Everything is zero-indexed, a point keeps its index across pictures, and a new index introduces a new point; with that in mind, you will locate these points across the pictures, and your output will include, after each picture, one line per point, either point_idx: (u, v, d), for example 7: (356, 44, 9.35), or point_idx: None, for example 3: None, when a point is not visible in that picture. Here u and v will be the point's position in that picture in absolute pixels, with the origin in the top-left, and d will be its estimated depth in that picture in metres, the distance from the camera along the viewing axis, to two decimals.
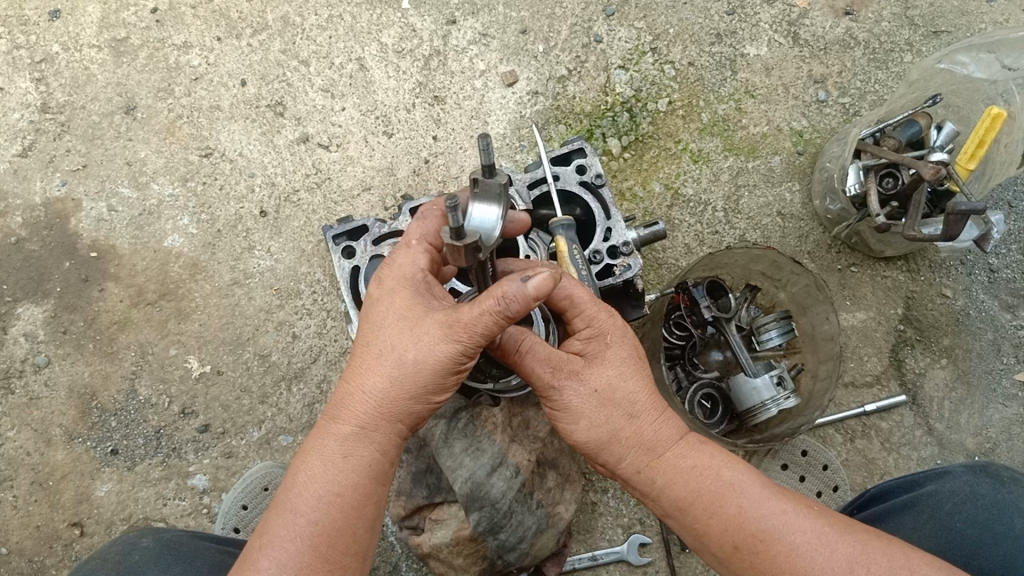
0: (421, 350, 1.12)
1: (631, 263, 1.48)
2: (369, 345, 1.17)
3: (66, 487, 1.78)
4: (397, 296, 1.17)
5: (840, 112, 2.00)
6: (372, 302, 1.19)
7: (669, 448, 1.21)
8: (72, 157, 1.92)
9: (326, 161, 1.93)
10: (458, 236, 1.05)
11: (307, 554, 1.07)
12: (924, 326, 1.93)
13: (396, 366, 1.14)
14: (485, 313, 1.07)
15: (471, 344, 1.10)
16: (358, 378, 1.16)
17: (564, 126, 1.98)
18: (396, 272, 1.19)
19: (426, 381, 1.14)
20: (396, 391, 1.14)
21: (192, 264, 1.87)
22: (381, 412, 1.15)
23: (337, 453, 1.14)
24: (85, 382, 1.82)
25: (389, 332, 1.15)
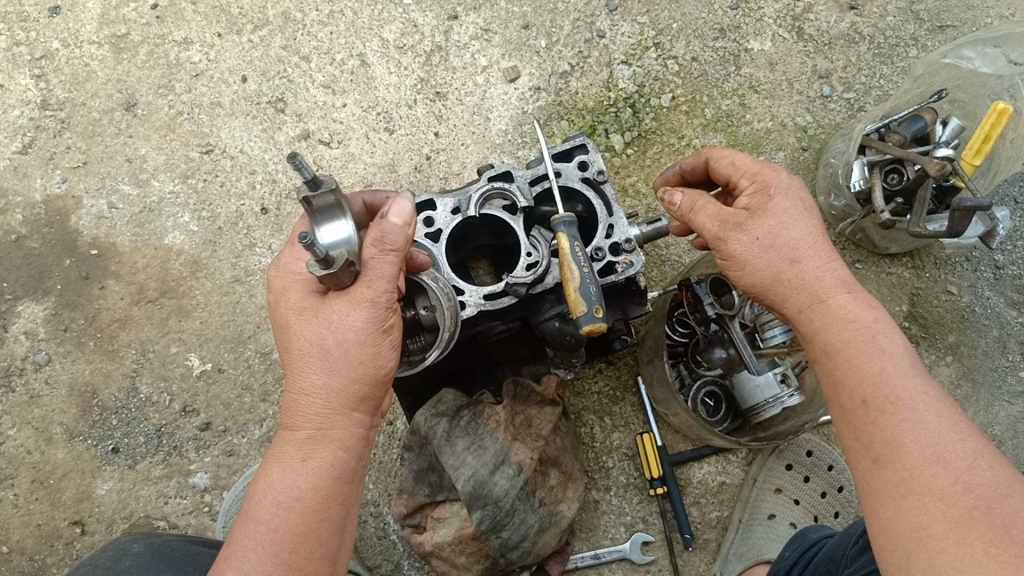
0: (338, 330, 1.11)
1: (633, 260, 1.45)
2: (289, 348, 1.15)
3: (67, 486, 1.78)
4: (295, 293, 1.17)
5: (844, 107, 1.99)
6: (279, 308, 1.18)
7: (836, 296, 1.15)
8: (72, 154, 1.91)
9: (327, 158, 1.92)
10: (328, 264, 1.05)
11: (270, 562, 1.06)
12: (929, 322, 1.91)
13: (319, 356, 1.11)
14: (373, 261, 1.10)
15: (381, 300, 1.10)
16: (291, 380, 1.14)
17: (567, 122, 1.97)
18: (283, 274, 1.19)
19: (358, 359, 1.11)
20: (332, 381, 1.11)
21: (192, 262, 1.86)
22: (325, 404, 1.12)
23: (294, 456, 1.12)
24: (86, 381, 1.82)
25: (302, 328, 1.14)
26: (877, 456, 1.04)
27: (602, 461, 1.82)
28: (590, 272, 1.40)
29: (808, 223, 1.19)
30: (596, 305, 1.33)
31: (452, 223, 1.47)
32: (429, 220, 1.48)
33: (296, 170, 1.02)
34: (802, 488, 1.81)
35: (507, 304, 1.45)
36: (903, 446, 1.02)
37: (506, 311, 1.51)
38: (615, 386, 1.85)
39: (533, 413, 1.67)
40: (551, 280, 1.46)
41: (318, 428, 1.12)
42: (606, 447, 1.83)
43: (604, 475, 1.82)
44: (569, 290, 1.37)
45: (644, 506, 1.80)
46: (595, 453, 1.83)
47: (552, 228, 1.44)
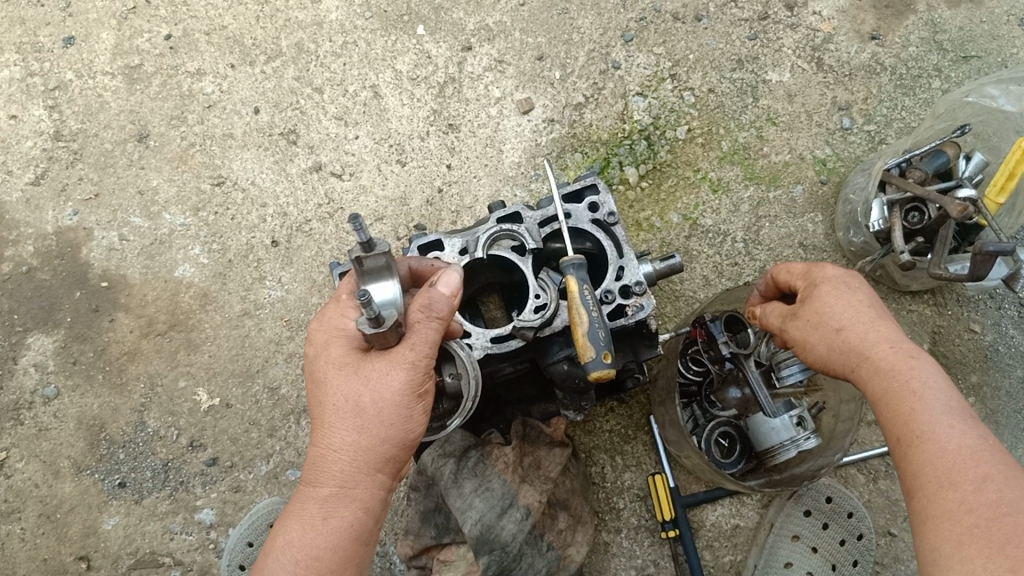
0: (375, 390, 1.09)
1: (643, 303, 1.44)
2: (322, 403, 1.13)
3: (74, 520, 1.77)
4: (334, 346, 1.16)
5: (866, 139, 1.94)
6: (314, 360, 1.16)
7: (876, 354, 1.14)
8: (84, 186, 1.91)
9: (338, 190, 1.90)
10: (379, 323, 1.05)
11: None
12: (950, 362, 1.87)
13: (353, 414, 1.10)
14: (419, 323, 1.10)
15: (422, 363, 1.10)
16: (321, 436, 1.12)
17: (581, 154, 1.94)
18: (324, 324, 1.17)
19: (390, 422, 1.10)
20: (363, 441, 1.10)
21: (202, 295, 1.85)
22: (354, 464, 1.10)
23: (316, 514, 1.10)
24: (94, 414, 1.81)
25: (337, 383, 1.12)
26: (907, 489, 1.03)
27: (613, 501, 1.79)
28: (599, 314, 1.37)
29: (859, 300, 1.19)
30: (604, 352, 1.32)
31: (460, 263, 1.47)
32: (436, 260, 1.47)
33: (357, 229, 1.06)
34: (820, 535, 1.75)
35: (514, 347, 1.43)
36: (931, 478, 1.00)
37: (514, 354, 1.49)
38: (627, 424, 1.82)
39: (542, 455, 1.66)
40: (559, 323, 1.45)
41: (344, 487, 1.10)
42: (617, 487, 1.80)
43: (615, 516, 1.79)
44: (577, 334, 1.36)
45: (656, 548, 1.77)
46: (606, 493, 1.80)
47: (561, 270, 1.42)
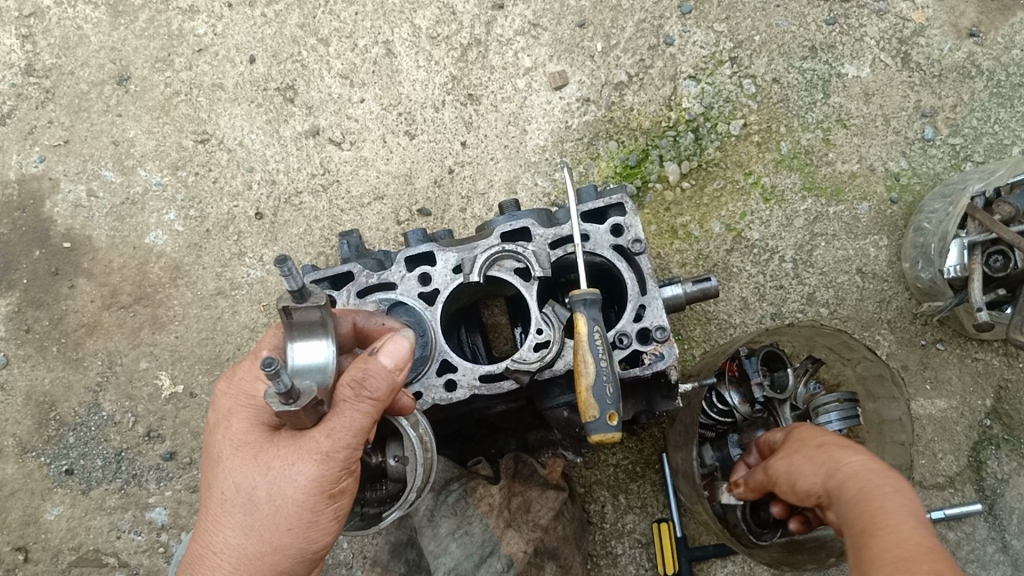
0: (274, 480, 0.94)
1: (664, 353, 1.24)
2: (212, 487, 0.98)
3: (14, 506, 1.62)
4: (238, 418, 1.01)
5: (949, 154, 1.62)
6: (214, 431, 1.02)
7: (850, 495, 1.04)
8: (54, 130, 1.66)
9: (336, 160, 1.64)
10: (290, 400, 0.87)
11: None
12: (1015, 423, 1.62)
13: (244, 508, 0.95)
14: (343, 404, 0.92)
15: (340, 453, 0.92)
16: (205, 530, 0.97)
17: (616, 143, 1.63)
18: (237, 389, 1.03)
19: (287, 521, 0.94)
20: (250, 544, 0.94)
21: (174, 267, 1.63)
22: (240, 568, 0.94)
23: None
24: (44, 390, 1.63)
25: (232, 468, 0.97)
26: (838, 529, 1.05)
27: (610, 545, 1.61)
28: (609, 364, 1.15)
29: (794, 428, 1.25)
30: (610, 413, 1.11)
31: (452, 282, 1.29)
32: (426, 276, 1.30)
33: (286, 273, 0.88)
34: None
35: (505, 389, 1.24)
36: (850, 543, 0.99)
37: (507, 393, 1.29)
38: (636, 460, 1.62)
39: (534, 495, 1.48)
40: (561, 365, 1.25)
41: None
42: (616, 530, 1.61)
43: (610, 562, 1.60)
44: (580, 387, 1.14)
45: None
46: (603, 535, 1.61)
47: (569, 304, 1.20)
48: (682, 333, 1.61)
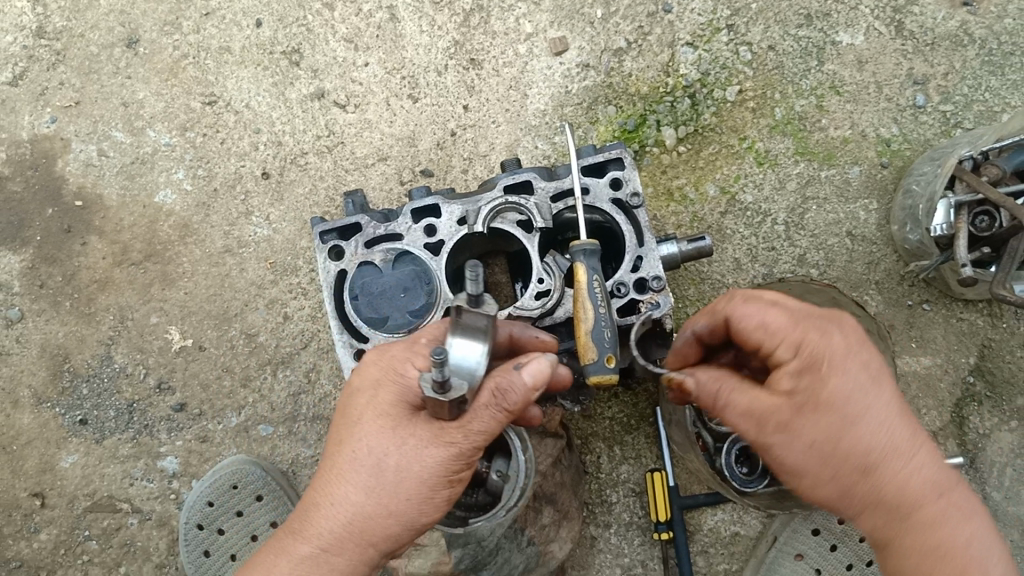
0: (405, 456, 1.04)
1: (659, 301, 1.32)
2: (343, 444, 1.07)
3: (30, 454, 1.69)
4: (384, 391, 1.08)
5: (939, 120, 1.65)
6: (358, 396, 1.10)
7: (927, 505, 1.01)
8: (66, 92, 1.69)
9: (341, 123, 1.68)
10: (443, 391, 0.94)
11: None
12: (998, 380, 1.67)
13: (370, 473, 1.04)
14: (482, 402, 1.00)
15: (465, 446, 1.02)
16: (328, 482, 1.07)
17: (614, 108, 1.68)
18: (386, 359, 1.10)
19: (406, 495, 1.04)
20: (370, 507, 1.04)
21: (182, 225, 1.68)
22: (349, 529, 1.05)
23: (288, 569, 1.06)
24: (58, 343, 1.68)
25: (366, 432, 1.06)
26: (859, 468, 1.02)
27: (605, 494, 1.69)
28: (607, 311, 1.22)
29: (834, 336, 1.04)
30: (608, 356, 1.18)
31: (456, 234, 1.37)
32: (432, 228, 1.37)
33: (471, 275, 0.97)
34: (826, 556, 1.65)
35: None
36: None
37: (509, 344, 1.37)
38: (631, 413, 1.69)
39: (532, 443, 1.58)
40: (561, 313, 1.34)
41: (331, 550, 1.05)
42: (611, 479, 1.69)
43: (605, 509, 1.69)
44: (580, 332, 1.20)
45: (645, 549, 1.69)
46: (599, 484, 1.69)
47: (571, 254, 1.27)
48: (677, 293, 1.66)
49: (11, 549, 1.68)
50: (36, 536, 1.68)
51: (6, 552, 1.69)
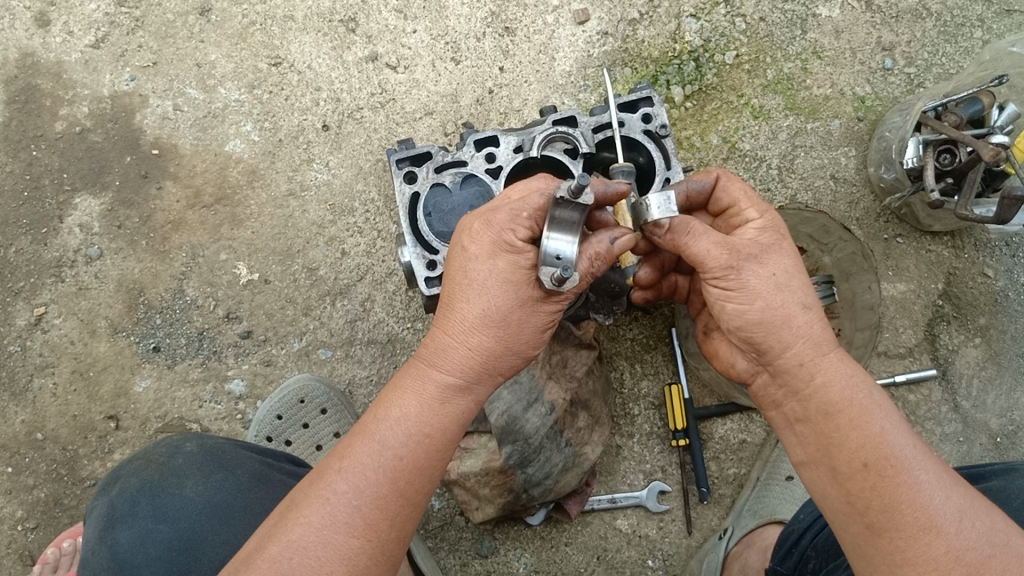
0: (525, 312, 1.18)
1: None
2: (462, 299, 1.17)
3: (106, 379, 1.84)
4: (501, 259, 1.16)
5: (904, 81, 1.96)
6: (473, 260, 1.17)
7: (829, 351, 1.13)
8: (144, 53, 1.92)
9: (392, 82, 1.91)
10: (558, 284, 1.13)
11: (385, 487, 1.11)
12: (962, 302, 1.92)
13: (498, 323, 1.17)
14: (584, 268, 1.17)
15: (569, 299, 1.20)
16: (456, 330, 1.18)
17: (630, 69, 1.94)
18: (491, 227, 1.17)
19: (528, 337, 1.20)
20: (500, 348, 1.18)
21: (250, 171, 1.88)
22: (481, 365, 1.19)
23: (435, 397, 1.18)
24: (135, 278, 1.86)
25: (491, 292, 1.16)
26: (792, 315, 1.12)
27: (628, 407, 1.90)
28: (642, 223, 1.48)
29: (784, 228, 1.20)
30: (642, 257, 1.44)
31: (513, 160, 1.59)
32: (492, 156, 1.59)
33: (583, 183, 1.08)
34: None
35: None
36: (849, 473, 1.07)
37: None
38: (649, 334, 1.91)
39: (569, 354, 1.78)
40: None
41: (466, 382, 1.19)
42: (633, 394, 1.90)
43: (628, 422, 1.89)
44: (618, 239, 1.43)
45: (665, 456, 1.88)
46: (623, 398, 1.90)
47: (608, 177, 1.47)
48: None
49: (86, 469, 1.80)
50: (110, 456, 1.81)
51: (81, 472, 1.80)
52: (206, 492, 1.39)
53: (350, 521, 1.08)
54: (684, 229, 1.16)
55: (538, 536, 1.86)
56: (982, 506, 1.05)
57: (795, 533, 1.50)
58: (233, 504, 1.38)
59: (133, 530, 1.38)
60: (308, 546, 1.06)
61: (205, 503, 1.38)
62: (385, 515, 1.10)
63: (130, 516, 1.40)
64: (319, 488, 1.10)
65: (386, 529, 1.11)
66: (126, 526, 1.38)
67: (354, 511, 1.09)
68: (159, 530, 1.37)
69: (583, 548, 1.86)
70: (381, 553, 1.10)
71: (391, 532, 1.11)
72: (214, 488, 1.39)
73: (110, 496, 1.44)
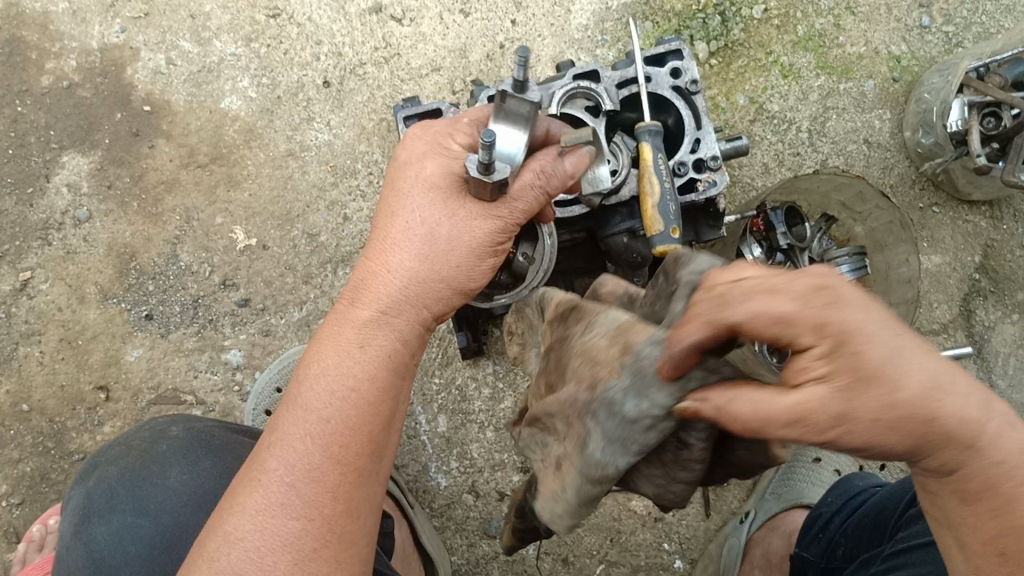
0: (457, 225, 1.03)
1: (716, 179, 1.45)
2: (389, 220, 1.04)
3: (96, 348, 1.74)
4: (432, 163, 1.05)
5: (942, 40, 1.84)
6: (397, 175, 1.06)
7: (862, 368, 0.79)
8: (134, 4, 1.81)
9: (397, 36, 1.80)
10: (487, 172, 0.98)
11: (318, 454, 0.95)
12: (1000, 277, 1.81)
13: (427, 239, 1.03)
14: (527, 185, 1.04)
15: (510, 221, 1.06)
16: (377, 257, 1.04)
17: (652, 23, 1.82)
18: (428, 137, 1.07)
19: (461, 257, 1.04)
20: (431, 269, 1.03)
21: (247, 130, 1.78)
22: (405, 294, 1.03)
23: (354, 342, 1.01)
24: (125, 242, 1.76)
25: (417, 205, 1.04)
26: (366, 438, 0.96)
27: None
28: (671, 186, 1.31)
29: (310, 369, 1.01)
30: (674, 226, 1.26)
31: None
32: None
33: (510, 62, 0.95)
34: None
35: (577, 213, 1.40)
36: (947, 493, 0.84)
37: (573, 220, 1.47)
38: None
39: None
40: (627, 193, 1.40)
41: (391, 312, 1.03)
42: None
43: None
44: (646, 206, 1.30)
45: None
46: None
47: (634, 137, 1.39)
48: None
49: (75, 442, 1.71)
50: (100, 429, 1.72)
51: (69, 445, 1.71)
52: (189, 483, 1.31)
53: (286, 500, 0.93)
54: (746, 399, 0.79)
55: None
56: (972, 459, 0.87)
57: (823, 517, 1.39)
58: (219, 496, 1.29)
59: (111, 523, 1.29)
60: (246, 536, 0.92)
61: (189, 495, 1.29)
62: (326, 487, 0.94)
63: (107, 507, 1.31)
64: (251, 472, 0.96)
65: (329, 503, 0.94)
66: (103, 520, 1.30)
67: (289, 489, 0.94)
68: (139, 525, 1.28)
69: (595, 529, 1.75)
70: (331, 531, 0.94)
71: (336, 505, 0.95)
72: (199, 479, 1.31)
73: (87, 487, 1.36)
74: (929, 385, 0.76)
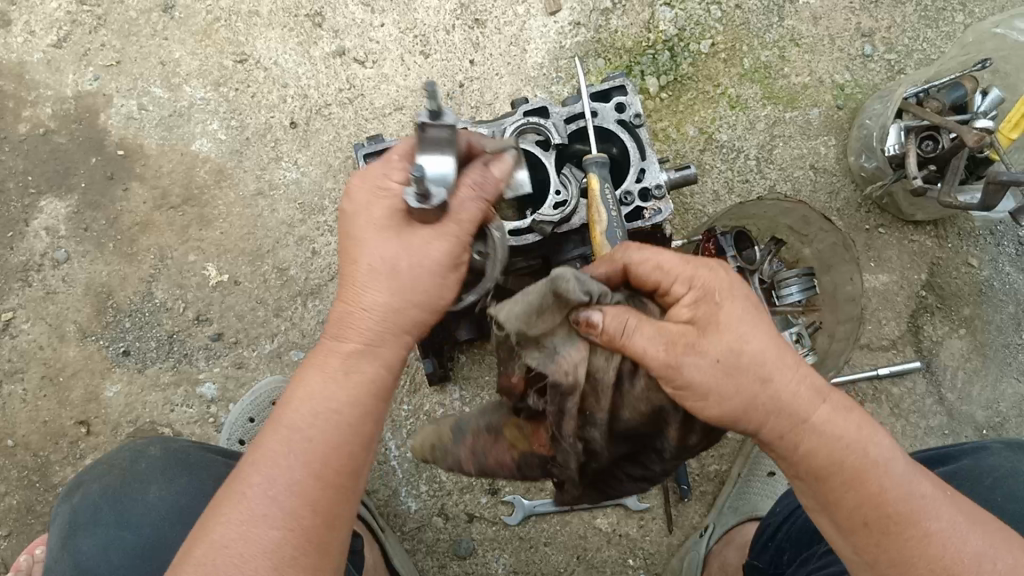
0: (416, 258, 1.02)
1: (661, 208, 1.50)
2: (353, 261, 1.04)
3: (76, 385, 1.81)
4: (378, 207, 1.04)
5: (885, 68, 1.92)
6: (354, 218, 1.05)
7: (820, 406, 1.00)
8: (106, 53, 1.89)
9: (360, 77, 1.88)
10: (426, 200, 0.99)
11: (300, 469, 0.96)
12: (947, 293, 1.88)
13: (388, 272, 1.02)
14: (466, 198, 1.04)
15: (463, 238, 1.04)
16: (348, 293, 1.03)
17: (604, 60, 1.90)
18: (370, 179, 1.06)
19: (426, 289, 1.03)
20: (400, 304, 1.02)
21: (217, 171, 1.85)
22: (383, 326, 1.02)
23: (337, 367, 1.02)
24: (102, 281, 1.83)
25: (377, 243, 1.03)
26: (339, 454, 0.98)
27: None
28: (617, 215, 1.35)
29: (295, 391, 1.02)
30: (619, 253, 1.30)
31: None
32: None
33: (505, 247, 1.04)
34: None
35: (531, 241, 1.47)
36: (853, 538, 0.98)
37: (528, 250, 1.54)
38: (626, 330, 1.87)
39: None
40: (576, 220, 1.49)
41: (368, 345, 1.02)
42: None
43: None
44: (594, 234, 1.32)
45: None
46: None
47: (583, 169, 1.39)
48: None
49: (58, 475, 1.77)
50: (82, 462, 1.78)
51: (53, 478, 1.77)
52: (169, 496, 1.37)
53: (267, 512, 0.94)
54: (619, 326, 1.00)
55: (516, 536, 1.82)
56: (992, 531, 0.99)
57: (769, 526, 1.46)
58: (197, 507, 1.35)
59: (97, 536, 1.35)
60: (229, 544, 0.93)
61: (169, 507, 1.36)
62: (306, 499, 0.96)
63: (92, 520, 1.37)
64: (232, 488, 0.97)
65: (310, 516, 0.96)
66: (89, 532, 1.35)
67: (272, 502, 0.95)
68: (122, 536, 1.34)
69: (562, 547, 1.82)
70: (310, 543, 0.95)
71: (315, 518, 0.96)
72: (177, 491, 1.37)
73: (72, 503, 1.41)
74: (888, 451, 0.99)
